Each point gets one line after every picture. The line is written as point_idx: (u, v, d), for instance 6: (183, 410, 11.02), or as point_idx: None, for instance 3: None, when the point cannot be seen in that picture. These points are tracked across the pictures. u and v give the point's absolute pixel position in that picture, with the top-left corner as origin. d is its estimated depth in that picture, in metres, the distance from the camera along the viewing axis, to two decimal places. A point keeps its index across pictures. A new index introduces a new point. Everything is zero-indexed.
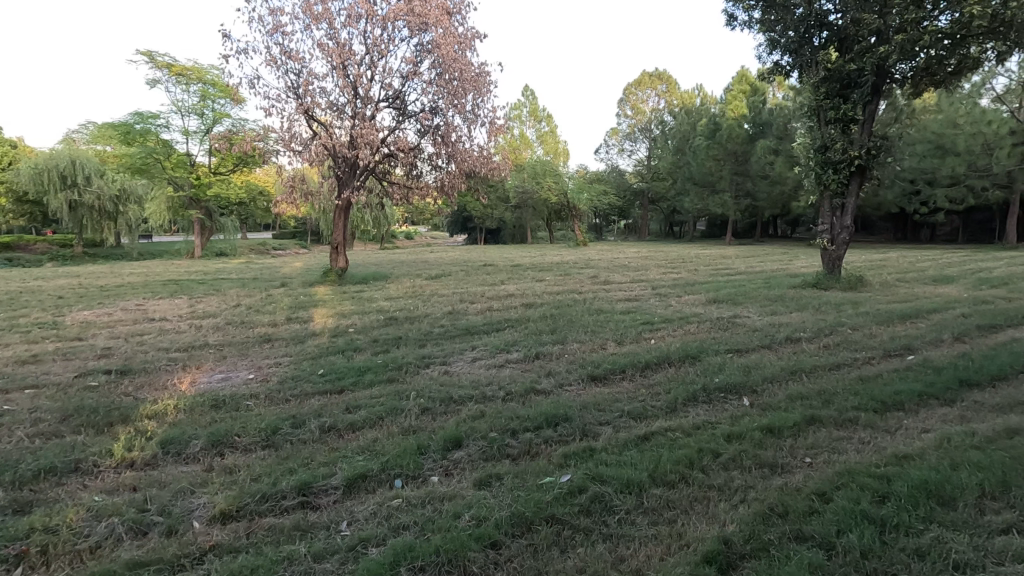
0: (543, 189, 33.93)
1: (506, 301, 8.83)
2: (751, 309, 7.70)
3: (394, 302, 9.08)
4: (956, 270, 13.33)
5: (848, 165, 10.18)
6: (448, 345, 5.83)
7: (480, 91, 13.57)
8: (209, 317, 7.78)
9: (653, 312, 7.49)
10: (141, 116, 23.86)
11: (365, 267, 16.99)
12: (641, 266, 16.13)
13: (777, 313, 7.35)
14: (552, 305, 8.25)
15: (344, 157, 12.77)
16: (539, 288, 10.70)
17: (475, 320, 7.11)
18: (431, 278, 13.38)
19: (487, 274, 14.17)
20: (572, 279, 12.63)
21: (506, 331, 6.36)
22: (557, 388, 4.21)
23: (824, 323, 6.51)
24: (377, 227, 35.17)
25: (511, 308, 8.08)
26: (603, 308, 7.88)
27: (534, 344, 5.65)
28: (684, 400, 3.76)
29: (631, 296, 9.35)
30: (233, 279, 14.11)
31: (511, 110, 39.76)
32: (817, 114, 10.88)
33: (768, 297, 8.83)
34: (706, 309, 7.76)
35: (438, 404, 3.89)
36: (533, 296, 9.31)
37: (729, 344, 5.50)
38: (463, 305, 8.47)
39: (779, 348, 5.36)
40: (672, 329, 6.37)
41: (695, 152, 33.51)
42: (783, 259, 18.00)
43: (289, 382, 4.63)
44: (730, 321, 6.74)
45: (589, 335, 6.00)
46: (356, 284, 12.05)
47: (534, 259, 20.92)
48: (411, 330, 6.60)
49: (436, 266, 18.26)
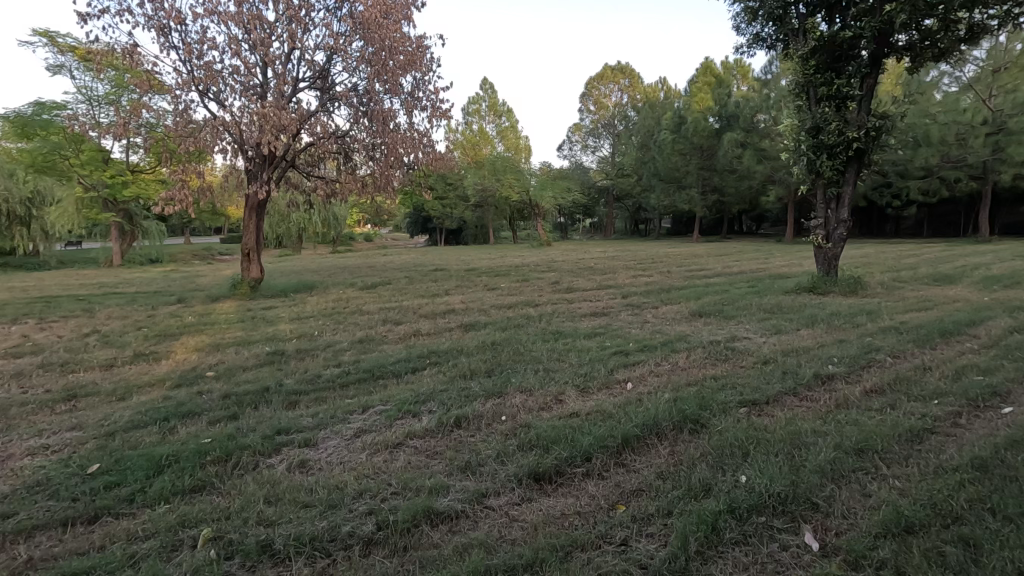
0: (504, 187, 32.22)
1: (443, 320, 7.00)
2: (750, 326, 6.08)
3: (299, 324, 7.12)
4: (949, 267, 12.18)
5: (845, 149, 8.77)
6: (332, 401, 3.96)
7: (418, 67, 11.71)
8: (24, 356, 5.67)
9: (626, 334, 5.77)
10: (42, 106, 21.14)
11: (296, 276, 14.82)
12: (608, 268, 14.47)
13: (784, 333, 5.76)
14: (500, 326, 6.44)
15: (253, 146, 10.60)
16: (489, 300, 8.90)
17: (392, 354, 5.24)
18: (365, 288, 11.46)
19: (433, 282, 12.31)
20: (529, 287, 10.86)
21: (426, 374, 4.52)
22: (476, 507, 2.43)
23: (851, 347, 4.92)
24: (327, 229, 32.75)
25: (446, 331, 6.24)
26: (563, 328, 6.11)
27: (460, 397, 3.86)
28: (698, 544, 2.03)
29: (597, 309, 7.63)
30: (127, 293, 11.80)
31: (470, 104, 37.91)
32: (807, 92, 9.45)
33: (764, 308, 7.25)
34: (694, 327, 6.09)
35: (237, 565, 2.06)
36: (478, 313, 7.51)
37: (742, 391, 3.81)
38: (384, 328, 6.56)
39: (813, 396, 3.69)
40: (656, 362, 4.65)
41: (660, 147, 32.30)
42: (759, 258, 16.66)
43: (18, 495, 2.72)
44: (729, 348, 5.10)
45: (541, 379, 4.23)
46: (271, 298, 10.05)
47: (492, 262, 19.12)
48: (292, 375, 4.69)
49: (381, 272, 16.24)
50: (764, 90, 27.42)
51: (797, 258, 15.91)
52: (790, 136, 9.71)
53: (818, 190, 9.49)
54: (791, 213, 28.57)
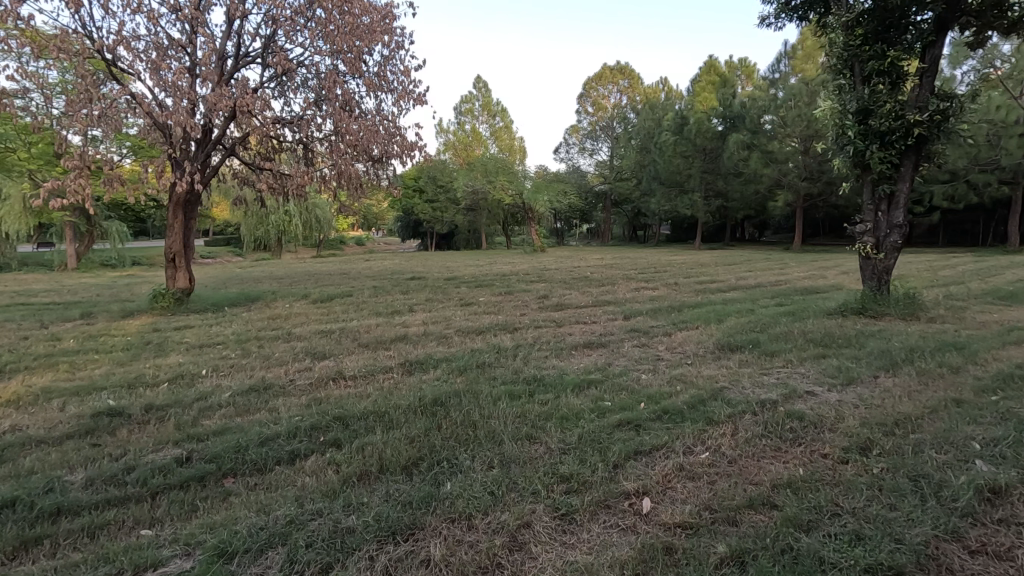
0: (496, 190, 30.41)
1: (387, 353, 5.21)
2: (808, 373, 4.31)
3: (192, 357, 5.29)
4: (1004, 281, 10.45)
5: (903, 135, 7.03)
6: (105, 540, 2.15)
7: (380, 39, 9.89)
8: None
9: (635, 385, 3.97)
10: None
11: (251, 285, 12.97)
12: (605, 279, 12.73)
13: (860, 385, 3.97)
14: (459, 364, 4.64)
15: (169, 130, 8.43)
16: (457, 320, 7.13)
17: (276, 420, 3.44)
18: (317, 301, 9.65)
19: (402, 295, 10.51)
20: (512, 302, 9.10)
21: (304, 470, 2.71)
22: None
23: (989, 421, 3.13)
24: (308, 232, 30.97)
25: (379, 376, 4.44)
26: (544, 373, 4.31)
27: (332, 543, 2.06)
28: None
29: (593, 337, 5.88)
30: (34, 303, 9.91)
31: (462, 103, 36.31)
32: (853, 67, 7.70)
33: (813, 340, 5.48)
34: (728, 373, 4.31)
35: None
36: (438, 341, 5.73)
37: (859, 538, 2.04)
38: (298, 367, 4.75)
39: (1004, 558, 1.92)
40: (686, 451, 2.86)
41: (660, 150, 30.66)
42: (775, 268, 14.89)
43: None
44: (794, 416, 3.30)
45: (490, 493, 2.44)
46: (195, 314, 8.22)
47: (479, 269, 17.41)
48: (93, 462, 2.88)
49: (351, 280, 14.47)
50: (773, 89, 25.84)
51: (818, 269, 14.13)
52: (830, 124, 7.97)
53: (864, 190, 7.68)
54: (800, 219, 26.89)
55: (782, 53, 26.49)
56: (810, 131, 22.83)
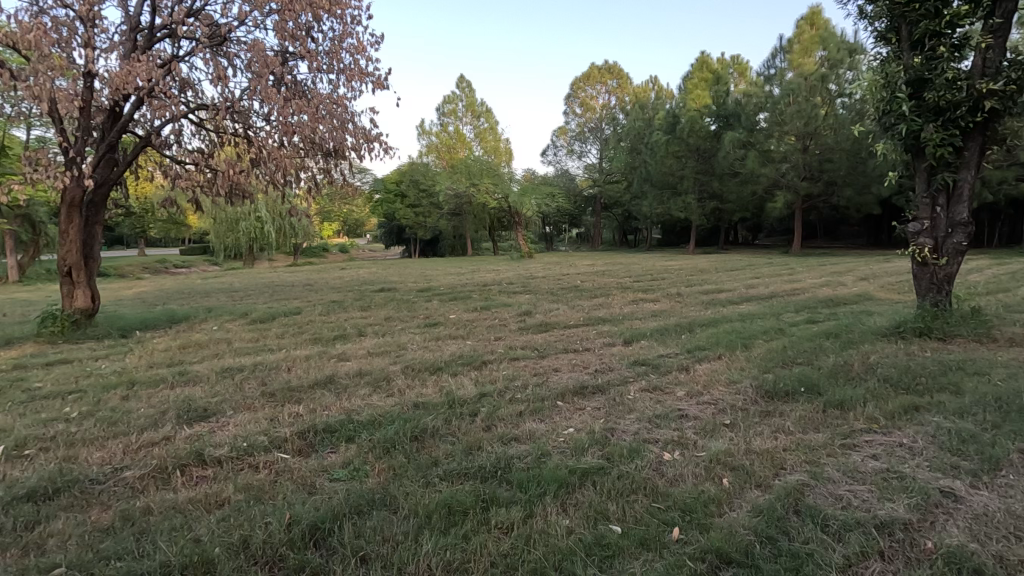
0: (480, 193, 28.91)
1: (292, 411, 3.64)
2: (914, 445, 2.81)
3: (11, 418, 3.67)
4: None
5: (968, 109, 5.61)
6: None
7: (329, 10, 8.32)
8: None
9: (656, 481, 2.45)
10: None
11: (193, 301, 11.28)
12: (598, 289, 11.23)
13: (1015, 474, 2.47)
14: (387, 435, 3.08)
15: (53, 113, 6.68)
16: (410, 351, 5.55)
17: None
18: (253, 322, 8.04)
19: (360, 312, 8.93)
20: (487, 320, 7.57)
21: None
22: None
23: None
24: (282, 239, 29.28)
25: (257, 459, 2.87)
26: (510, 455, 2.76)
27: None
28: None
29: (586, 378, 4.34)
30: None
31: (445, 104, 34.80)
32: (900, 28, 6.24)
33: (888, 380, 3.97)
34: (793, 451, 2.80)
35: None
36: (372, 388, 4.15)
37: None
38: (148, 440, 3.16)
39: None
40: None
41: (652, 150, 29.36)
42: (783, 275, 13.50)
43: None
44: (962, 568, 1.77)
45: None
46: (88, 342, 6.55)
47: (459, 278, 15.93)
48: None
49: (311, 292, 12.86)
50: (769, 86, 24.61)
51: (832, 276, 12.73)
52: (869, 102, 6.53)
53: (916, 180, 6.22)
54: (799, 221, 25.64)
55: (778, 48, 25.32)
56: (808, 129, 21.60)
